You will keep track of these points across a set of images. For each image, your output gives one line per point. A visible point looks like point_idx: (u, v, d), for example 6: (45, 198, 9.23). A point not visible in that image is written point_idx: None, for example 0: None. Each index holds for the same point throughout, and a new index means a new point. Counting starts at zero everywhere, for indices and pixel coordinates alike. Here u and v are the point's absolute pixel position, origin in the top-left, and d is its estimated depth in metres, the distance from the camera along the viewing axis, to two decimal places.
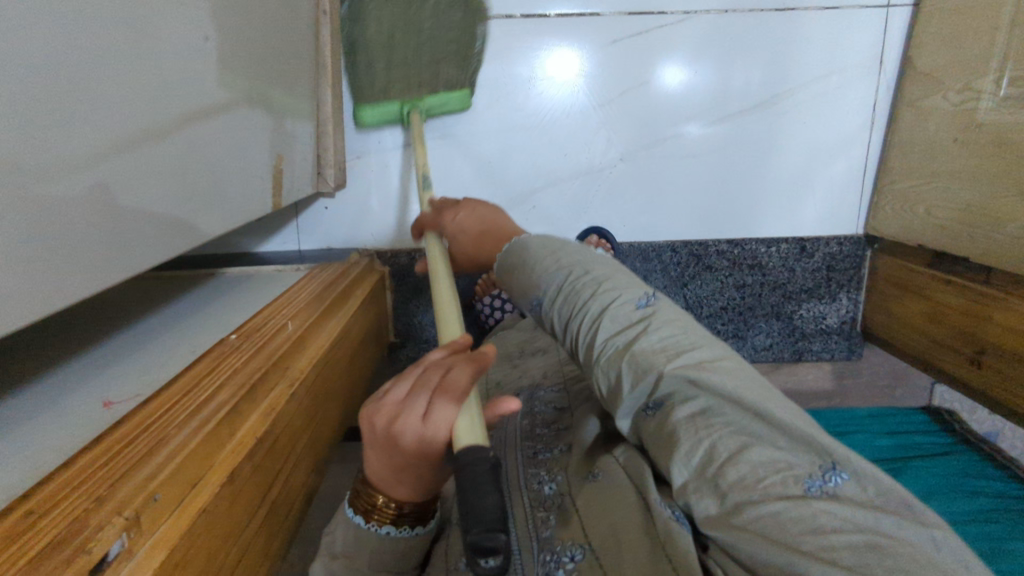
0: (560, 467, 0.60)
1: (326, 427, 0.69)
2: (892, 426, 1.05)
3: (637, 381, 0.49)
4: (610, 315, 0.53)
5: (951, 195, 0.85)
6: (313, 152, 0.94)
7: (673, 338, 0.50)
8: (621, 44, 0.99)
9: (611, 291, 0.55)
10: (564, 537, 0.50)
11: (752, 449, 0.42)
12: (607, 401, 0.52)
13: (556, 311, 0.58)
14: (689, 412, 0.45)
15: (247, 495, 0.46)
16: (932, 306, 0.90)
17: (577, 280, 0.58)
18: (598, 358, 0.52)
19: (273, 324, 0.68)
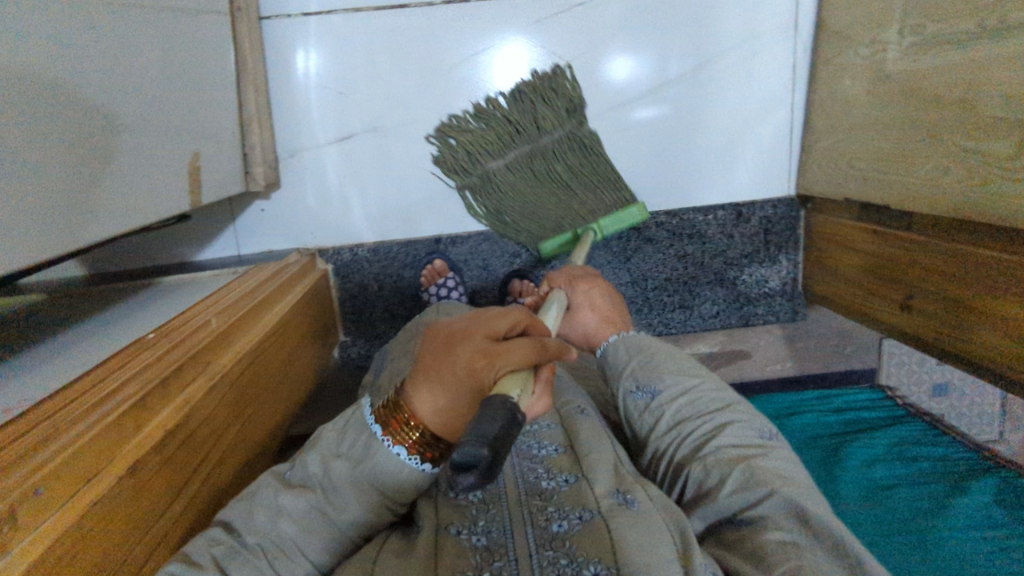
0: (562, 470, 0.61)
1: (261, 422, 0.69)
2: (839, 403, 1.08)
3: (746, 489, 0.59)
4: (734, 430, 0.66)
5: (869, 147, 0.87)
6: (239, 150, 0.92)
7: (784, 471, 0.62)
8: (543, 25, 1.00)
9: (735, 415, 0.69)
10: (584, 548, 0.50)
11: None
12: (700, 491, 0.63)
13: (673, 408, 0.71)
14: (778, 539, 0.54)
15: (153, 488, 0.45)
16: (864, 260, 0.92)
17: (704, 395, 0.72)
18: (704, 456, 0.64)
19: (195, 321, 0.67)
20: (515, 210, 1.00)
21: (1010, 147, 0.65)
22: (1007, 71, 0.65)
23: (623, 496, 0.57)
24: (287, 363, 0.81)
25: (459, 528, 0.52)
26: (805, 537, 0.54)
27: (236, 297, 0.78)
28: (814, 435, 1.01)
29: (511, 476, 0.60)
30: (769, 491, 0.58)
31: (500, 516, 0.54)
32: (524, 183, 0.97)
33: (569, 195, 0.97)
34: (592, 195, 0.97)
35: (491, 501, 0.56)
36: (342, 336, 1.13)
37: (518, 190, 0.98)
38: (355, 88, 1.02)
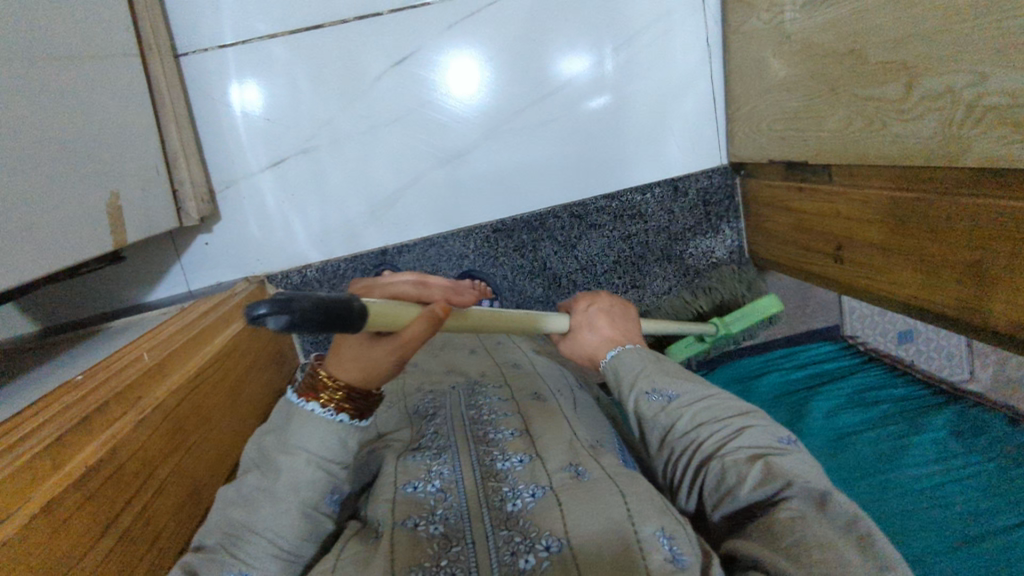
0: (516, 451, 0.62)
1: (208, 450, 0.69)
2: (803, 360, 1.10)
3: (763, 481, 0.55)
4: (754, 432, 0.61)
5: (782, 108, 0.89)
6: (167, 185, 0.93)
7: (802, 469, 0.57)
8: (457, 29, 1.02)
9: (755, 418, 0.63)
10: (537, 524, 0.51)
11: (833, 545, 0.47)
12: (720, 490, 0.58)
13: (692, 410, 0.65)
14: (786, 516, 0.51)
15: (76, 524, 0.45)
16: (796, 216, 0.94)
17: (724, 401, 0.66)
18: (723, 454, 0.59)
19: (126, 358, 0.67)
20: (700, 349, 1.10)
21: (900, 89, 0.67)
22: (887, 13, 0.66)
23: (576, 468, 0.58)
24: (235, 390, 0.81)
25: (414, 519, 0.53)
26: (798, 501, 0.52)
27: (175, 331, 0.78)
28: (781, 393, 1.02)
29: (468, 461, 0.60)
30: (786, 480, 0.54)
31: (457, 504, 0.55)
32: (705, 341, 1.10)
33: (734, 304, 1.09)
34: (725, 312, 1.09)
35: (448, 489, 0.57)
36: (304, 359, 1.14)
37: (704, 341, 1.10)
38: (281, 113, 1.03)
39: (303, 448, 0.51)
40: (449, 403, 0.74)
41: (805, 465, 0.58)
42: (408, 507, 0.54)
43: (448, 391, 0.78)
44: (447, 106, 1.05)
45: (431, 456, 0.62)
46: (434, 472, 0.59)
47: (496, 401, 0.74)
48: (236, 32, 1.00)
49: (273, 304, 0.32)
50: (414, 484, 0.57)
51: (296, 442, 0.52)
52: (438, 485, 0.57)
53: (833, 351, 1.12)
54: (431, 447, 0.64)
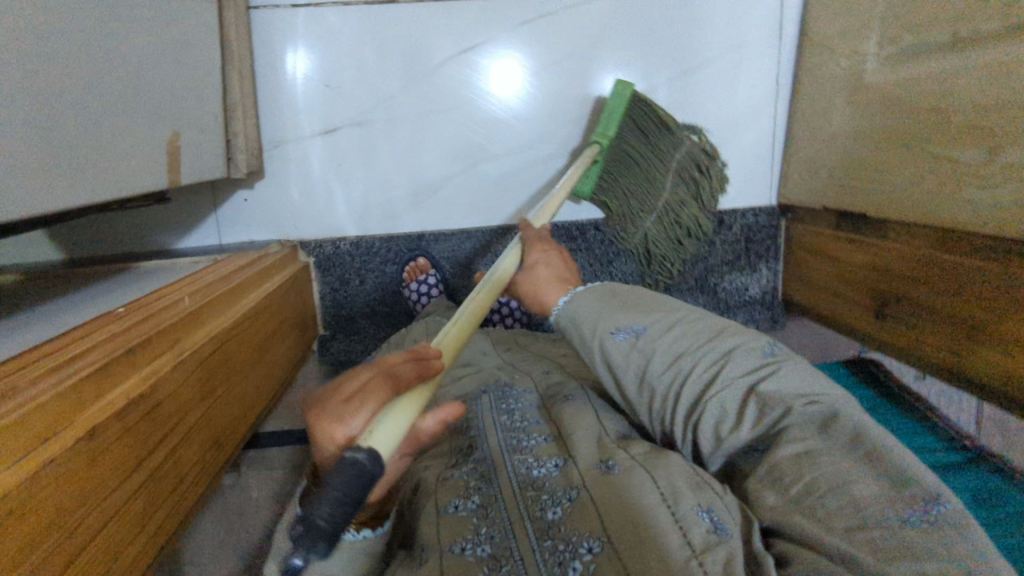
0: (551, 457, 0.62)
1: (231, 404, 0.68)
2: None
3: (759, 416, 0.57)
4: (737, 356, 0.61)
5: (847, 156, 0.89)
6: (222, 136, 0.92)
7: (795, 386, 0.58)
8: (530, 25, 1.01)
9: (730, 337, 0.64)
10: (578, 527, 0.52)
11: (856, 485, 0.48)
12: (717, 429, 0.59)
13: (665, 345, 0.65)
14: (792, 453, 0.53)
15: (113, 454, 0.44)
16: (839, 265, 0.94)
17: (697, 323, 0.66)
18: (714, 393, 0.60)
19: (167, 298, 0.67)
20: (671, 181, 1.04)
21: (982, 154, 0.67)
22: (980, 77, 0.66)
23: (606, 464, 0.58)
24: (262, 350, 0.80)
25: (460, 544, 0.54)
26: (819, 441, 0.53)
27: (212, 280, 0.77)
28: None
29: (504, 471, 0.61)
30: (787, 409, 0.56)
31: (499, 518, 0.56)
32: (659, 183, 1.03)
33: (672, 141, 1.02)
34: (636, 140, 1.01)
35: (487, 505, 0.58)
36: (323, 330, 1.13)
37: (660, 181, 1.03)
38: (342, 81, 1.03)
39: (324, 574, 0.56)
40: (480, 411, 0.75)
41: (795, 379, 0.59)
42: (449, 529, 0.56)
43: (479, 395, 0.79)
44: (508, 101, 1.05)
45: (468, 473, 0.63)
46: (472, 488, 0.60)
47: (528, 407, 0.75)
48: None
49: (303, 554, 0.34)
50: (454, 504, 0.59)
51: None
52: (477, 502, 0.58)
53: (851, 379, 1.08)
54: (471, 460, 0.65)
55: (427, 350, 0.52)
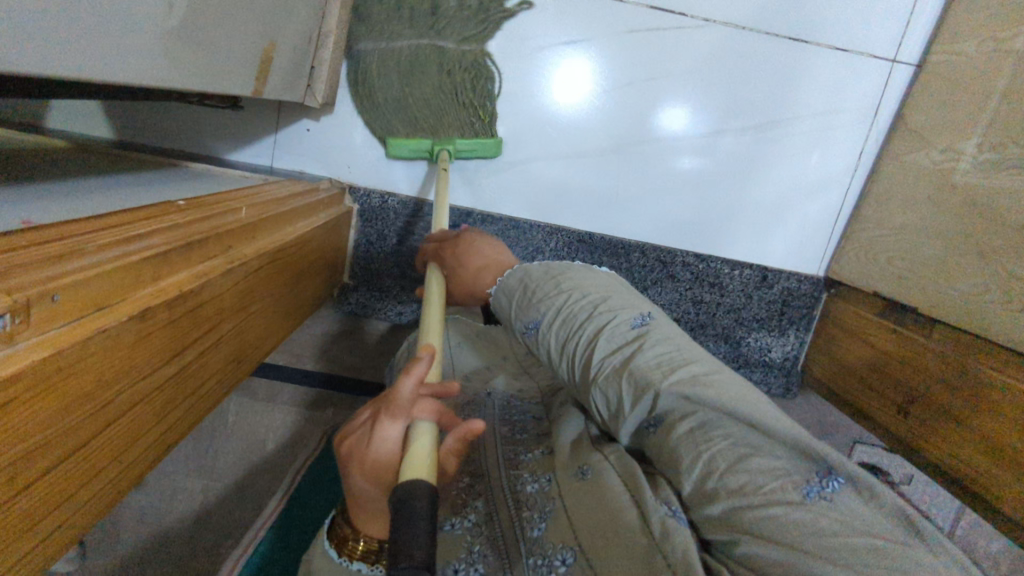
0: (546, 471, 0.60)
1: (257, 326, 0.67)
2: None
3: (637, 398, 0.51)
4: (607, 333, 0.56)
5: (912, 247, 0.88)
6: (308, 62, 0.90)
7: (666, 355, 0.52)
8: (638, 35, 1.00)
9: (607, 312, 0.59)
10: (555, 541, 0.50)
11: (752, 460, 0.44)
12: (612, 415, 0.54)
13: (553, 333, 0.61)
14: (687, 429, 0.47)
15: (154, 342, 0.43)
16: (874, 354, 0.92)
17: (576, 302, 0.61)
18: (594, 376, 0.55)
19: (225, 203, 0.65)
20: (372, 46, 0.99)
21: None
22: None
23: (581, 469, 0.55)
24: (295, 282, 0.79)
25: (453, 566, 0.53)
26: (710, 412, 0.47)
27: (266, 197, 0.76)
28: None
29: (499, 487, 0.60)
30: (655, 390, 0.50)
31: (494, 536, 0.55)
32: (404, 45, 0.99)
33: (375, 123, 1.04)
34: (395, 112, 1.02)
35: (482, 523, 0.57)
36: (347, 279, 1.12)
37: (403, 38, 0.98)
38: None
39: None
40: (486, 419, 0.76)
41: (666, 343, 0.54)
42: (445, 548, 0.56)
43: (485, 400, 0.81)
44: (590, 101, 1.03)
45: (465, 489, 0.62)
46: (471, 507, 0.60)
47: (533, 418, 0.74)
48: None
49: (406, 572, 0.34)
50: (450, 523, 0.59)
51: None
52: (473, 519, 0.58)
53: None
54: (466, 472, 0.65)
55: (417, 365, 0.43)
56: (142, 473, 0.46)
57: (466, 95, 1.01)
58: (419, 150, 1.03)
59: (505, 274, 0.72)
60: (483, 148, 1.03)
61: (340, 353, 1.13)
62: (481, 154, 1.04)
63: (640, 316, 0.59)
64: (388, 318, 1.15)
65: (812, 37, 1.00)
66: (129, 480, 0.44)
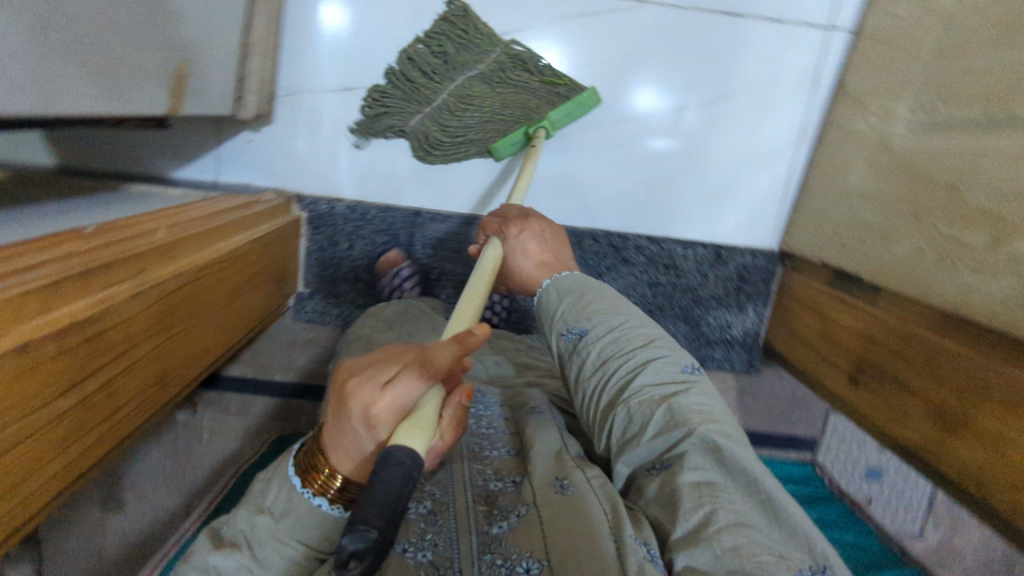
0: (510, 472, 0.62)
1: (187, 345, 0.67)
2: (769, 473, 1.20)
3: (666, 430, 0.57)
4: (656, 366, 0.62)
5: (853, 214, 0.88)
6: (234, 74, 0.90)
7: (705, 407, 0.59)
8: (572, 21, 0.99)
9: (661, 349, 0.64)
10: (522, 546, 0.52)
11: (749, 531, 0.50)
12: (627, 434, 0.60)
13: (601, 347, 0.66)
14: (693, 481, 0.54)
15: (46, 373, 0.43)
16: (827, 324, 0.92)
17: (632, 328, 0.67)
18: (626, 399, 0.61)
19: (142, 227, 0.65)
20: (421, 117, 1.02)
21: (986, 240, 0.66)
22: (1002, 165, 0.65)
23: (560, 482, 0.58)
24: (231, 296, 0.79)
25: (403, 545, 0.53)
26: (719, 478, 0.54)
27: (190, 217, 0.75)
28: None
29: (461, 478, 0.61)
30: (688, 431, 0.56)
31: (446, 526, 0.55)
32: (446, 95, 1.00)
33: (470, 150, 1.04)
34: (490, 128, 1.02)
35: (437, 511, 0.57)
36: (301, 287, 1.11)
37: (437, 92, 1.00)
38: (370, 44, 1.01)
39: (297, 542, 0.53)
40: None
41: (704, 396, 0.61)
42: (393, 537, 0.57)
43: None
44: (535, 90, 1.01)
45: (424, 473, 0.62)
46: (425, 493, 0.59)
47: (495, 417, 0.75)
48: None
49: (354, 532, 0.38)
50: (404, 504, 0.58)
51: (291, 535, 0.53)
52: (427, 506, 0.58)
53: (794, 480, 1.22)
54: None
55: (471, 336, 0.48)
56: (49, 500, 0.46)
57: (496, 76, 1.00)
58: (518, 139, 1.02)
59: (562, 273, 0.75)
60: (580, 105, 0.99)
61: (303, 361, 1.14)
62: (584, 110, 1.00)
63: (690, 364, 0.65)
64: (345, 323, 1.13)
65: (745, 10, 0.99)
66: (29, 510, 0.44)
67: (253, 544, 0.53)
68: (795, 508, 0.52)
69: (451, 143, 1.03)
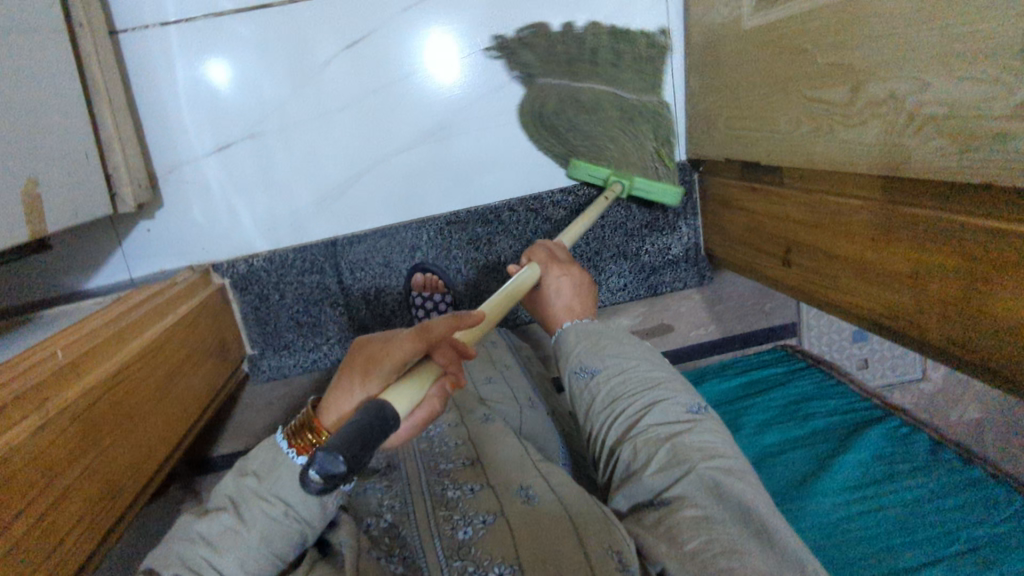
0: (469, 479, 0.63)
1: (127, 452, 0.66)
2: (740, 371, 1.13)
3: (668, 467, 0.61)
4: (662, 407, 0.67)
5: (736, 104, 0.88)
6: (98, 174, 0.88)
7: (708, 446, 0.63)
8: (410, 11, 1.00)
9: (667, 391, 0.69)
10: (489, 552, 0.53)
11: (742, 555, 0.52)
12: (631, 468, 0.64)
13: (611, 387, 0.71)
14: (692, 516, 0.56)
15: None
16: (752, 218, 0.91)
17: (641, 372, 0.72)
18: (632, 436, 0.65)
19: (36, 356, 0.64)
20: (560, 82, 1.04)
21: (846, 93, 0.66)
22: (836, 16, 0.64)
23: (525, 493, 0.59)
24: (164, 391, 0.78)
25: (378, 555, 0.55)
26: (717, 512, 0.57)
27: (91, 330, 0.74)
28: (725, 406, 1.05)
29: (419, 490, 0.62)
30: (689, 469, 0.60)
31: (411, 539, 0.57)
32: (585, 87, 1.04)
33: (557, 141, 1.08)
34: (583, 145, 1.07)
35: (399, 522, 0.59)
36: (251, 350, 1.12)
37: (593, 74, 1.03)
38: (230, 98, 1.01)
39: (283, 499, 0.54)
40: None
41: (707, 433, 0.65)
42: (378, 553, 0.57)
43: None
44: (404, 88, 1.03)
45: (383, 491, 0.63)
46: (386, 506, 0.62)
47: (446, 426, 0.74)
48: (179, 9, 0.96)
49: (321, 462, 0.38)
50: (369, 523, 0.61)
51: (277, 493, 0.54)
52: (389, 520, 0.60)
53: (773, 362, 1.15)
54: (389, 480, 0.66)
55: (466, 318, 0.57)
56: None
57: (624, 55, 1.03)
58: (597, 174, 1.06)
59: (581, 319, 0.82)
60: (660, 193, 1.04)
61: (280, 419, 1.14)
62: (660, 196, 1.04)
63: (696, 404, 0.69)
64: (304, 367, 1.13)
65: None
66: None
67: (238, 505, 0.54)
68: (789, 539, 0.55)
69: (548, 124, 1.07)
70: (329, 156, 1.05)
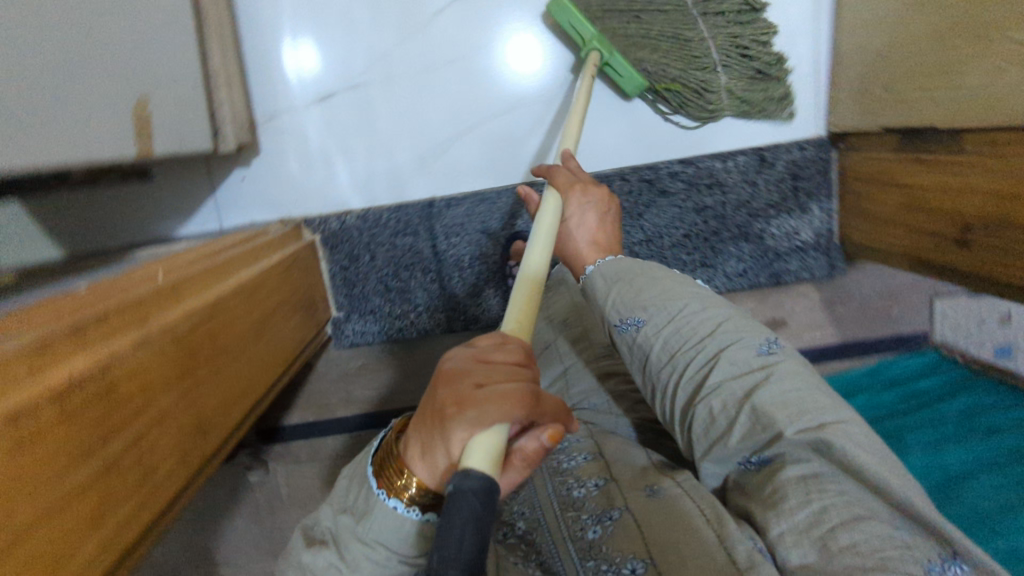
0: (592, 475, 0.57)
1: (219, 389, 0.61)
2: (892, 378, 0.99)
3: (754, 433, 0.51)
4: (727, 359, 0.55)
5: (904, 66, 0.78)
6: (204, 105, 0.85)
7: (795, 396, 0.51)
8: None
9: (729, 335, 0.57)
10: (621, 549, 0.49)
11: (866, 522, 0.43)
12: (708, 435, 0.54)
13: (663, 341, 0.59)
14: (797, 475, 0.48)
15: (60, 440, 0.38)
16: (910, 193, 0.81)
17: (693, 314, 0.59)
18: (702, 396, 0.55)
19: (138, 274, 0.59)
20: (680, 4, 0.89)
21: None
22: None
23: (649, 488, 0.53)
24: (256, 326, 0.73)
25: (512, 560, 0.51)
26: (828, 467, 0.47)
27: (188, 260, 0.69)
28: (879, 422, 0.91)
29: (545, 492, 0.57)
30: (780, 431, 0.49)
31: (545, 546, 0.52)
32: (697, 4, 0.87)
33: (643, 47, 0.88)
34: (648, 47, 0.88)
35: (533, 530, 0.54)
36: (335, 313, 1.07)
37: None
38: (336, 44, 0.96)
39: (384, 544, 0.46)
40: None
41: (789, 379, 0.53)
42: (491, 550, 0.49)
43: None
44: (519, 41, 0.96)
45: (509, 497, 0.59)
46: (517, 513, 0.57)
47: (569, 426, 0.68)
48: None
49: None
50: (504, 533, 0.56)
51: (376, 536, 0.46)
52: (522, 528, 0.55)
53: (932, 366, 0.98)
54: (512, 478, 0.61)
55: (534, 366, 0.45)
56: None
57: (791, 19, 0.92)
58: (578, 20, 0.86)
59: (604, 257, 0.68)
60: (631, 76, 0.89)
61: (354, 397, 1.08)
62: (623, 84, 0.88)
63: (766, 341, 0.57)
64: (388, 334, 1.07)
65: None
66: None
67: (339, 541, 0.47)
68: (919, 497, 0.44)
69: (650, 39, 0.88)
70: (432, 110, 0.98)
